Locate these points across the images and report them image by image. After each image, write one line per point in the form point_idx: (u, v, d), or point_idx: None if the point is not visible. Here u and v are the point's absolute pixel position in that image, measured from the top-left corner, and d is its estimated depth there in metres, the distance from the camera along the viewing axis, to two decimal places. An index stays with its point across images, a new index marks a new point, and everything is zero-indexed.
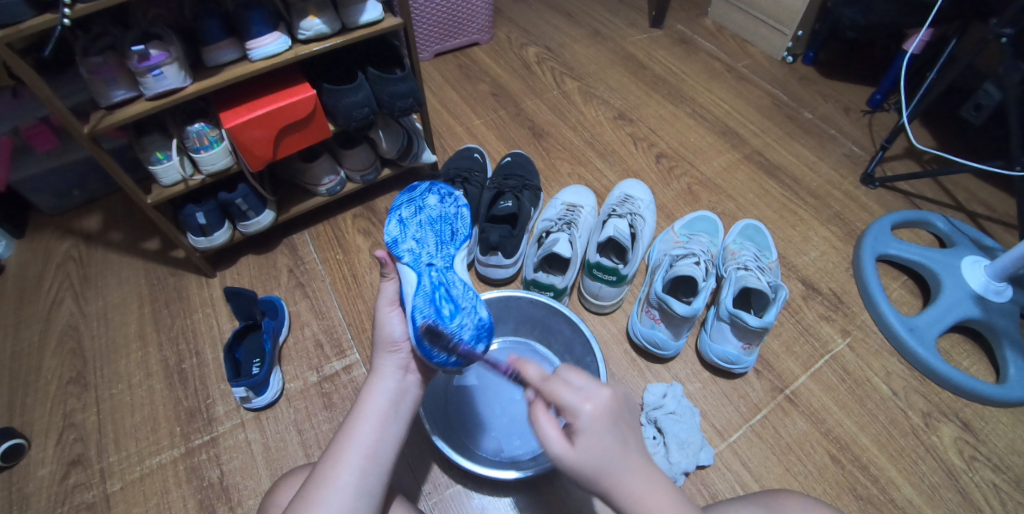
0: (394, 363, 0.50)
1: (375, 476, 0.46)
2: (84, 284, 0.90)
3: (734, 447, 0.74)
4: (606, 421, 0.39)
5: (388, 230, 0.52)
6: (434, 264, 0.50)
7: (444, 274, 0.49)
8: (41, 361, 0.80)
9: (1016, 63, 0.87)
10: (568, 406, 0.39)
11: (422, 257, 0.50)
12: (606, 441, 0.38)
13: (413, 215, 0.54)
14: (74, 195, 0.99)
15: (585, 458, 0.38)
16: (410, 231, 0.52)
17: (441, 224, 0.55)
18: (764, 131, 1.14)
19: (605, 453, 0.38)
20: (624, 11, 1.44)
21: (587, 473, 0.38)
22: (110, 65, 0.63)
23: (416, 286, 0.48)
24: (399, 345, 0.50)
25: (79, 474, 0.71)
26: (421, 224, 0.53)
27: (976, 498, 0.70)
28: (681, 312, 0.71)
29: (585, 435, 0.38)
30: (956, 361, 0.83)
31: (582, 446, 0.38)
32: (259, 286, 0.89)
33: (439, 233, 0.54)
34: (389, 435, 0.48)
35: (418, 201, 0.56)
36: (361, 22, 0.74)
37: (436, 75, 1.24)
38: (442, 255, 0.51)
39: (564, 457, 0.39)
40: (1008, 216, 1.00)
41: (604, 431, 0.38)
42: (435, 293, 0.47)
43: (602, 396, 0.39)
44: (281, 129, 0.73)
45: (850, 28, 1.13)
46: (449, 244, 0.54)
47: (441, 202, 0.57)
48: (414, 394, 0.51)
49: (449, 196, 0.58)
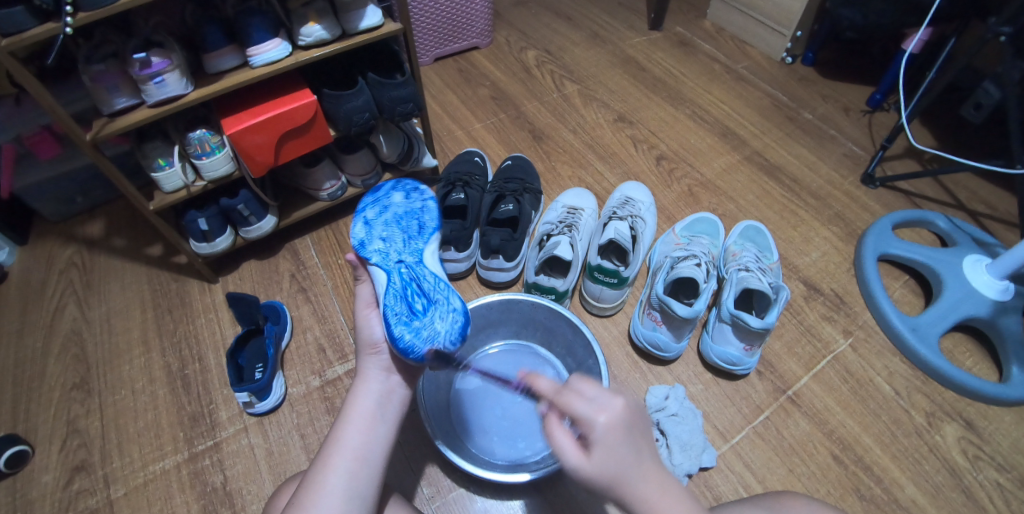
0: (377, 364, 0.51)
1: (364, 478, 0.46)
2: (87, 290, 0.90)
3: (737, 449, 0.74)
4: (619, 432, 0.38)
5: (355, 232, 0.54)
6: (403, 261, 0.51)
7: (414, 270, 0.50)
8: (45, 367, 0.81)
9: (1015, 61, 0.87)
10: (579, 418, 0.39)
11: (390, 255, 0.51)
12: (621, 452, 0.38)
13: (378, 214, 0.55)
14: (76, 202, 1.00)
15: (598, 468, 0.38)
16: (376, 230, 0.53)
17: (407, 219, 0.55)
18: (764, 132, 1.14)
19: (620, 465, 0.38)
20: (624, 13, 1.44)
21: (602, 481, 0.39)
22: (112, 73, 0.63)
23: (387, 285, 0.49)
24: (379, 346, 0.51)
25: (83, 480, 0.71)
26: (386, 223, 0.54)
27: (981, 498, 0.70)
28: (682, 313, 0.71)
29: (599, 447, 0.38)
30: (959, 360, 0.83)
31: (596, 457, 0.38)
32: (261, 291, 0.89)
33: (406, 228, 0.55)
34: (377, 437, 0.48)
35: (382, 200, 0.57)
36: (361, 28, 0.74)
37: (437, 79, 1.24)
38: (410, 251, 0.52)
39: (579, 467, 0.39)
40: (1009, 215, 1.00)
41: (618, 443, 0.38)
42: (406, 289, 0.48)
43: (614, 406, 0.39)
44: (283, 134, 0.74)
45: (849, 28, 1.13)
46: (416, 239, 0.54)
47: (406, 198, 0.58)
48: (401, 394, 0.52)
49: (415, 191, 0.60)
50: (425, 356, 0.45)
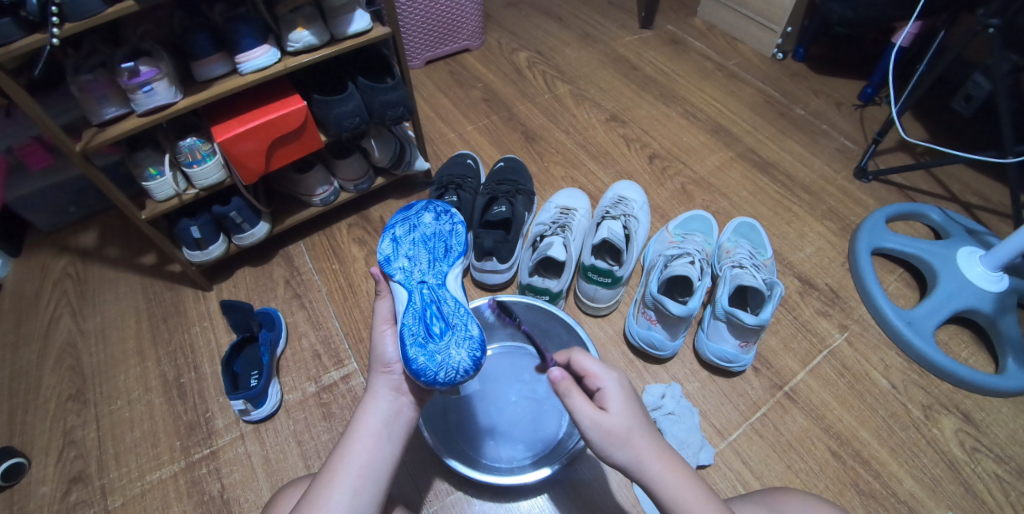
0: (387, 384, 0.51)
1: (367, 497, 0.45)
2: (81, 300, 0.90)
3: (735, 446, 0.74)
4: (628, 390, 0.46)
5: (382, 248, 0.53)
6: (426, 282, 0.50)
7: (436, 292, 0.50)
8: (40, 379, 0.81)
9: (1004, 53, 0.87)
10: (593, 376, 0.46)
11: (414, 275, 0.51)
12: (633, 405, 0.45)
13: (407, 233, 0.54)
14: (70, 212, 0.99)
15: (617, 419, 0.43)
16: (403, 249, 0.53)
17: (435, 241, 0.54)
18: (756, 129, 1.14)
19: (633, 418, 0.44)
20: (615, 13, 1.44)
21: (619, 435, 0.43)
22: (101, 83, 0.63)
23: (406, 303, 0.49)
24: (392, 366, 0.51)
25: (80, 491, 0.71)
26: (414, 242, 0.53)
27: (979, 490, 0.70)
28: (676, 312, 0.71)
29: (615, 399, 0.44)
30: (955, 352, 0.83)
31: (614, 409, 0.44)
32: (255, 298, 0.89)
33: (432, 250, 0.53)
34: (382, 456, 0.48)
35: (413, 219, 0.55)
36: (349, 33, 0.74)
37: (428, 83, 1.24)
38: (434, 272, 0.51)
39: (600, 420, 0.43)
40: (1002, 206, 1.00)
41: (630, 396, 0.45)
42: (426, 310, 0.48)
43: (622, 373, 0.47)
44: (274, 140, 0.73)
45: (839, 23, 1.13)
46: (443, 261, 0.53)
47: (436, 219, 0.56)
48: (409, 415, 0.51)
49: (446, 213, 0.57)
50: (436, 382, 0.44)
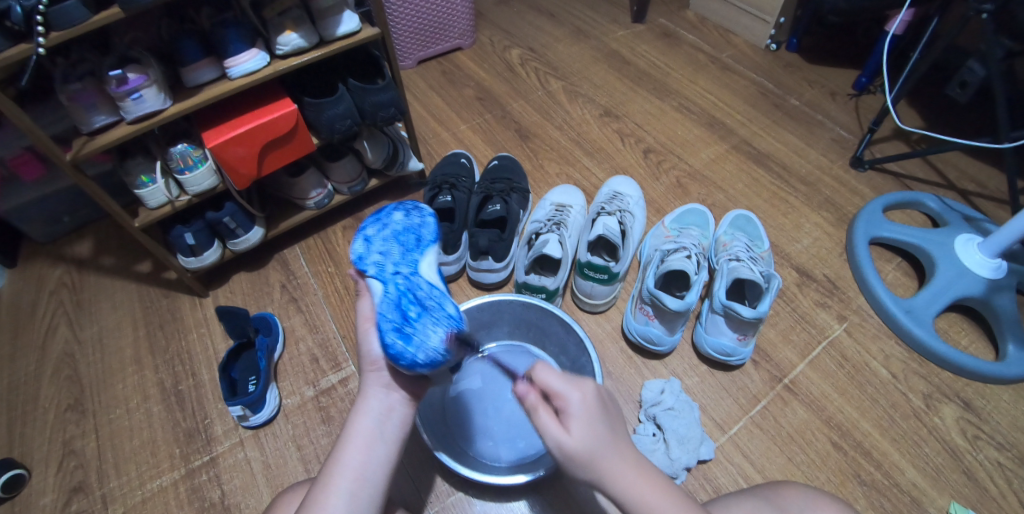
0: (377, 382, 0.49)
1: (365, 500, 0.45)
2: (78, 310, 0.89)
3: (736, 440, 0.74)
4: (594, 407, 0.41)
5: (353, 248, 0.50)
6: (400, 271, 0.48)
7: (410, 280, 0.48)
8: (38, 390, 0.80)
9: (997, 38, 0.86)
10: (557, 392, 0.42)
11: (387, 267, 0.48)
12: (598, 425, 0.41)
13: (378, 230, 0.51)
14: (64, 222, 0.99)
15: (579, 442, 0.40)
16: (374, 246, 0.50)
17: (406, 234, 0.52)
18: (751, 120, 1.14)
19: (598, 439, 0.40)
20: (606, 7, 1.44)
21: (583, 457, 0.40)
22: (89, 91, 0.62)
23: (382, 295, 0.47)
24: (379, 363, 0.49)
25: (81, 502, 0.71)
26: (385, 238, 0.51)
27: (982, 477, 0.70)
28: (673, 307, 0.71)
29: (578, 419, 0.40)
30: (955, 340, 0.83)
31: (576, 430, 0.40)
32: (252, 303, 0.89)
33: (403, 243, 0.51)
34: (377, 457, 0.47)
35: (383, 218, 0.53)
36: (338, 34, 0.74)
37: (420, 82, 1.24)
38: (407, 262, 0.50)
39: (562, 443, 0.40)
40: (999, 192, 1.00)
41: (594, 415, 0.41)
42: (402, 298, 0.46)
43: (589, 387, 0.43)
44: (265, 145, 0.73)
45: (831, 12, 1.13)
46: (415, 251, 0.51)
47: (407, 215, 0.54)
48: (402, 412, 0.50)
49: (415, 208, 0.55)
50: (416, 364, 0.45)
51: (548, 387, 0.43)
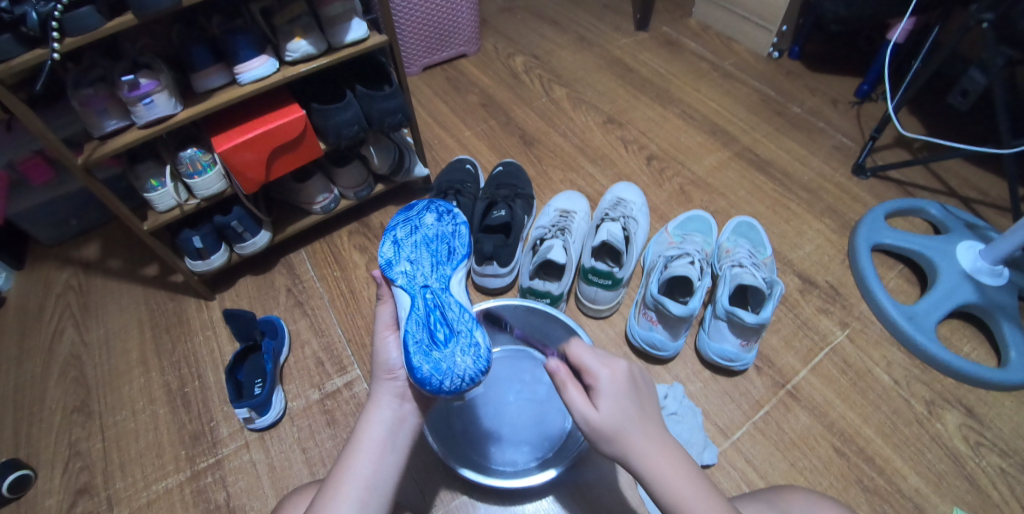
0: (391, 391, 0.51)
1: (373, 508, 0.45)
2: (84, 312, 0.90)
3: (738, 445, 0.74)
4: (622, 384, 0.43)
5: (383, 252, 0.53)
6: (429, 286, 0.50)
7: (439, 296, 0.50)
8: (45, 391, 0.81)
9: (997, 47, 0.87)
10: (589, 368, 0.43)
11: (416, 279, 0.51)
12: (626, 402, 0.42)
13: (408, 235, 0.55)
14: (71, 225, 1.00)
15: (606, 417, 0.41)
16: (405, 252, 0.53)
17: (437, 243, 0.55)
18: (753, 128, 1.15)
19: (624, 415, 0.41)
20: (610, 15, 1.45)
21: (608, 432, 0.41)
22: (101, 96, 0.63)
23: (410, 309, 0.49)
24: (396, 373, 0.51)
25: (86, 503, 0.71)
26: (415, 245, 0.54)
27: (984, 484, 0.70)
28: (677, 312, 0.71)
29: (606, 396, 0.42)
30: (957, 347, 0.83)
31: (604, 407, 0.41)
32: (258, 307, 0.89)
33: (435, 253, 0.54)
34: (387, 466, 0.48)
35: (415, 220, 0.56)
36: (347, 42, 0.75)
37: (425, 89, 1.25)
38: (437, 276, 0.52)
39: (589, 418, 0.41)
40: (1001, 200, 1.00)
41: (623, 393, 0.42)
42: (429, 316, 0.48)
43: (619, 365, 0.44)
44: (273, 150, 0.74)
45: (833, 21, 1.14)
46: (445, 264, 0.53)
47: (438, 219, 0.57)
48: (412, 423, 0.51)
49: (448, 214, 0.58)
50: (442, 390, 0.45)
51: (580, 363, 0.44)
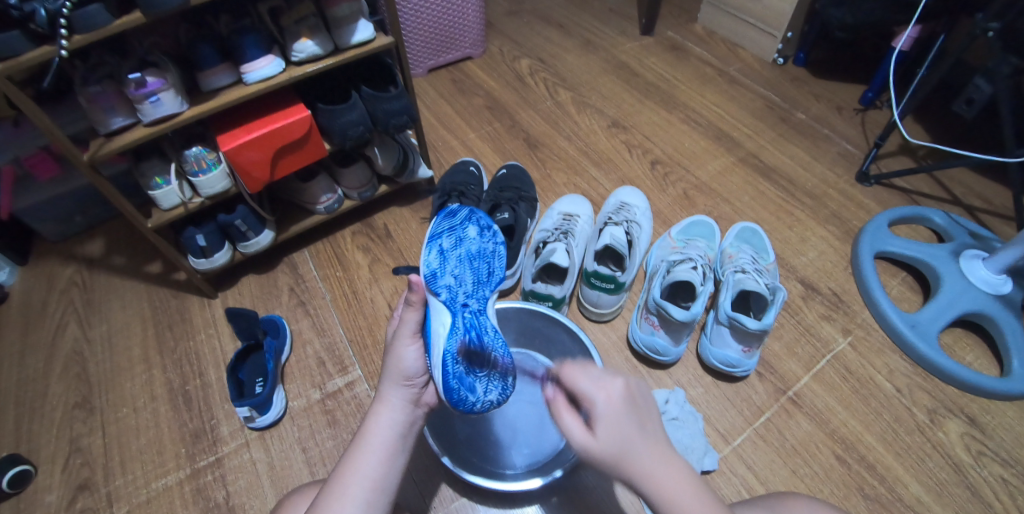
0: (405, 396, 0.51)
1: (378, 509, 0.46)
2: (87, 308, 0.90)
3: (739, 451, 0.74)
4: (618, 406, 0.41)
5: (428, 260, 0.53)
6: (469, 306, 0.51)
7: (477, 318, 0.51)
8: (47, 387, 0.81)
9: (1003, 56, 0.87)
10: (585, 394, 0.43)
11: (458, 296, 0.51)
12: (624, 426, 0.41)
13: (453, 247, 0.54)
14: (76, 221, 1.00)
15: (604, 444, 0.40)
16: (449, 266, 0.53)
17: (480, 261, 0.55)
18: (757, 134, 1.14)
19: (624, 438, 0.40)
20: (615, 20, 1.45)
21: (609, 458, 0.41)
22: (109, 94, 0.63)
23: (449, 328, 0.49)
24: (414, 380, 0.51)
25: (86, 499, 0.71)
26: (459, 259, 0.53)
27: (985, 494, 0.70)
28: (680, 317, 0.71)
29: (603, 421, 0.41)
30: (959, 356, 0.83)
31: (602, 433, 0.41)
32: (260, 305, 0.90)
33: (477, 271, 0.54)
34: (394, 468, 0.48)
35: (460, 233, 0.56)
36: (353, 42, 0.75)
37: (430, 90, 1.25)
38: (477, 296, 0.53)
39: (587, 446, 0.41)
40: (1005, 209, 1.00)
41: (620, 416, 0.41)
42: (468, 336, 0.49)
43: (615, 385, 0.43)
44: (278, 149, 0.74)
45: (839, 28, 1.14)
46: (484, 285, 0.54)
47: (480, 234, 0.58)
48: (418, 426, 0.52)
49: (489, 231, 0.59)
50: (472, 409, 0.49)
51: (576, 388, 0.43)
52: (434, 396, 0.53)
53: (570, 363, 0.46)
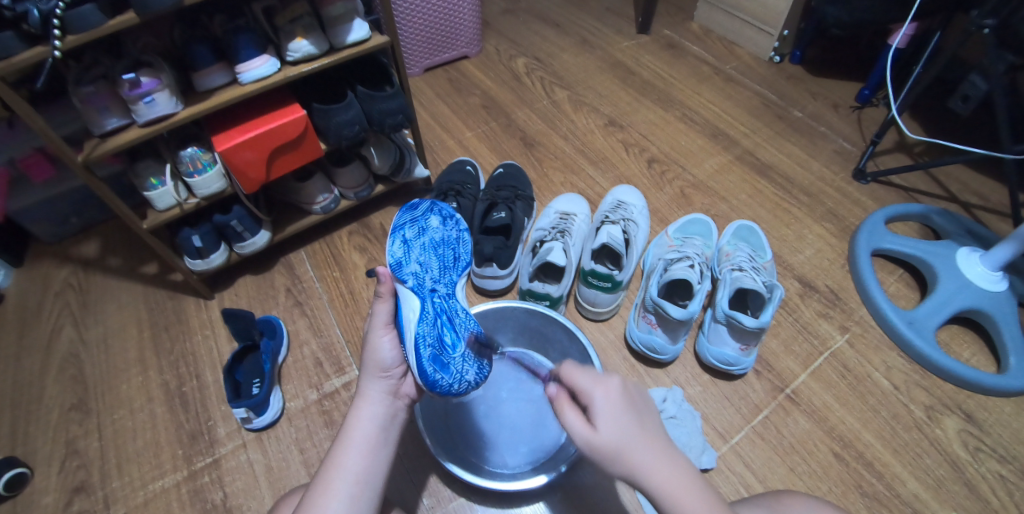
0: (383, 388, 0.51)
1: (365, 502, 0.46)
2: (83, 310, 0.90)
3: (737, 449, 0.74)
4: (618, 403, 0.42)
5: (392, 249, 0.53)
6: (437, 291, 0.51)
7: (446, 302, 0.51)
8: (43, 389, 0.81)
9: (998, 52, 0.87)
10: (583, 390, 0.44)
11: (425, 281, 0.51)
12: (624, 421, 0.41)
13: (417, 236, 0.54)
14: (71, 223, 1.00)
15: (607, 437, 0.40)
16: (413, 253, 0.53)
17: (444, 247, 0.56)
18: (753, 132, 1.15)
19: (625, 433, 0.40)
20: (612, 19, 1.45)
21: (611, 452, 0.40)
22: (102, 94, 0.63)
23: (419, 313, 0.49)
24: (391, 371, 0.51)
25: (83, 501, 0.71)
26: (424, 247, 0.54)
27: (983, 490, 0.70)
28: (677, 316, 0.71)
29: (603, 415, 0.41)
30: (956, 352, 0.83)
31: (603, 427, 0.41)
32: (257, 307, 0.89)
33: (442, 257, 0.55)
34: (379, 461, 0.48)
35: (422, 222, 0.56)
36: (348, 42, 0.75)
37: (427, 90, 1.25)
38: (444, 282, 0.53)
39: (588, 439, 0.41)
40: (1002, 205, 1.00)
41: (618, 412, 0.41)
42: (439, 319, 0.49)
43: (612, 382, 0.43)
44: (273, 150, 0.74)
45: (835, 25, 1.14)
46: (451, 270, 0.55)
47: (443, 223, 0.58)
48: (400, 419, 0.53)
49: (451, 219, 0.60)
50: (449, 391, 0.47)
51: (575, 384, 0.44)
52: (414, 386, 0.54)
53: (567, 363, 0.47)
